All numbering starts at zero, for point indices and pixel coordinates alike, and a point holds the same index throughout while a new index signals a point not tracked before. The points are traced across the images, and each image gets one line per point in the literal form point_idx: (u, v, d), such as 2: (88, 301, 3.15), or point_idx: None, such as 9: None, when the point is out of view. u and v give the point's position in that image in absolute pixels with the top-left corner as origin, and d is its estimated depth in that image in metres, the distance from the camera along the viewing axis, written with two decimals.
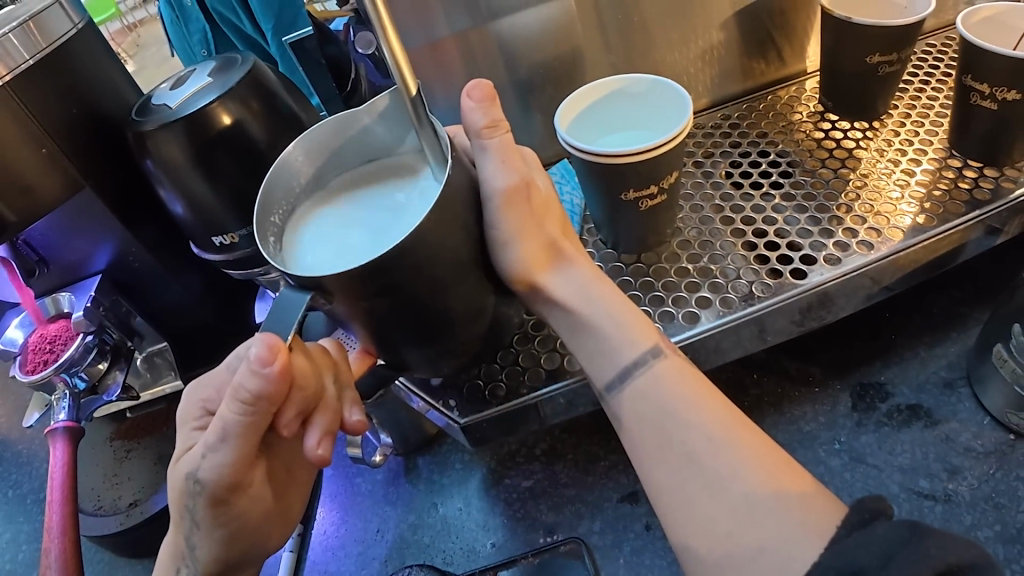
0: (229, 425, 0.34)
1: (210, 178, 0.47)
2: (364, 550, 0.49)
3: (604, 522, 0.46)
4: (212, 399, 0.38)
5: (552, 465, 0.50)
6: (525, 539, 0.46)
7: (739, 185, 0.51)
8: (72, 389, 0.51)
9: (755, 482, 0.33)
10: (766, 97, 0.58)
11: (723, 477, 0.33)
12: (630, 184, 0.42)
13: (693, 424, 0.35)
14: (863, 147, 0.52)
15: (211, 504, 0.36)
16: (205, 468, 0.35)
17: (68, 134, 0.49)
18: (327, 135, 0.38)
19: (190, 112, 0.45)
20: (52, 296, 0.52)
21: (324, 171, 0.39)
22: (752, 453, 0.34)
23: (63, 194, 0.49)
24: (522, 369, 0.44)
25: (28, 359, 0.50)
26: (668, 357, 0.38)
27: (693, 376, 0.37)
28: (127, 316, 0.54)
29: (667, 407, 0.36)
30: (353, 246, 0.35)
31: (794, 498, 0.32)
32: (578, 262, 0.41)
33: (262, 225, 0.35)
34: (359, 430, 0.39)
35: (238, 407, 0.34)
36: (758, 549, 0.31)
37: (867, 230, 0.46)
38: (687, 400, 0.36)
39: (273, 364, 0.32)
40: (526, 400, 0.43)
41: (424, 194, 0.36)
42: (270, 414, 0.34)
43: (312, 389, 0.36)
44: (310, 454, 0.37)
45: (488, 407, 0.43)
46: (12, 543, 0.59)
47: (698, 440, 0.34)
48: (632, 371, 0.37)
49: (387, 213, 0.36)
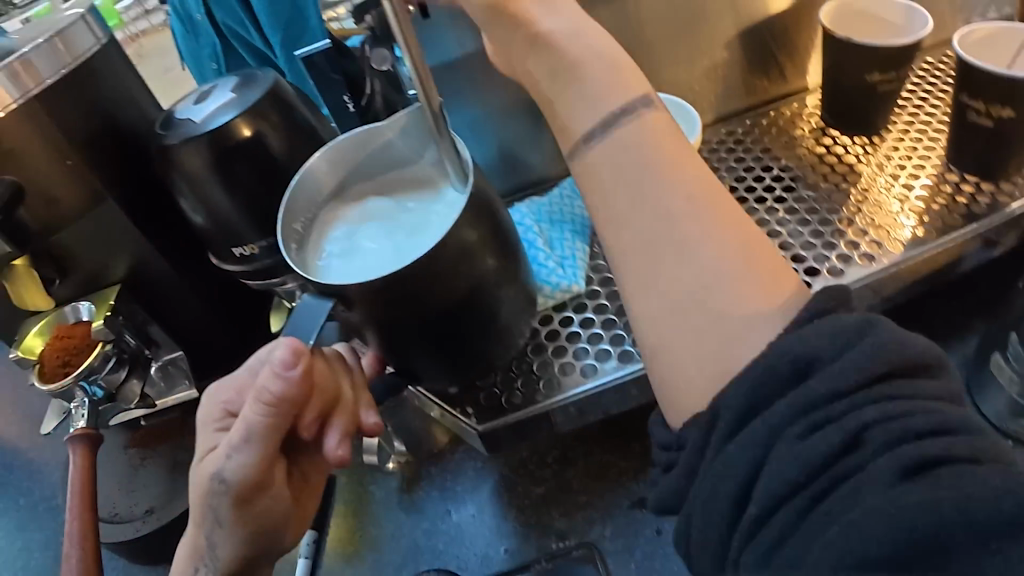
0: (252, 425, 0.36)
1: (230, 189, 0.48)
2: (381, 555, 0.49)
3: (615, 528, 0.47)
4: (234, 401, 0.39)
5: (564, 471, 0.51)
6: (538, 544, 0.47)
7: (745, 199, 0.53)
8: (92, 396, 0.52)
9: (725, 255, 0.30)
10: (769, 113, 0.59)
11: (692, 245, 0.30)
12: None
13: (675, 194, 0.31)
14: (863, 163, 0.54)
15: (235, 503, 0.37)
16: (230, 468, 0.36)
17: (91, 146, 0.51)
18: (350, 149, 0.39)
19: (213, 127, 0.47)
20: (72, 304, 0.53)
21: (348, 182, 0.40)
22: (728, 230, 0.30)
23: (86, 205, 0.50)
24: (537, 377, 0.45)
25: (47, 363, 0.52)
26: (656, 109, 0.33)
27: (681, 144, 0.32)
28: (144, 324, 0.55)
29: (646, 165, 0.31)
30: (379, 255, 0.36)
31: (761, 278, 0.30)
32: (573, 34, 0.35)
33: (285, 232, 0.37)
34: (376, 431, 0.40)
35: (261, 409, 0.35)
36: (718, 320, 0.29)
37: (869, 243, 0.48)
38: (667, 161, 0.31)
39: (297, 368, 0.34)
40: (541, 407, 0.44)
41: (444, 207, 0.37)
42: (291, 415, 0.36)
43: (330, 391, 0.38)
44: (332, 454, 0.39)
45: (504, 414, 0.44)
46: (26, 550, 0.60)
47: (675, 214, 0.30)
48: (609, 126, 0.33)
49: (412, 223, 0.37)
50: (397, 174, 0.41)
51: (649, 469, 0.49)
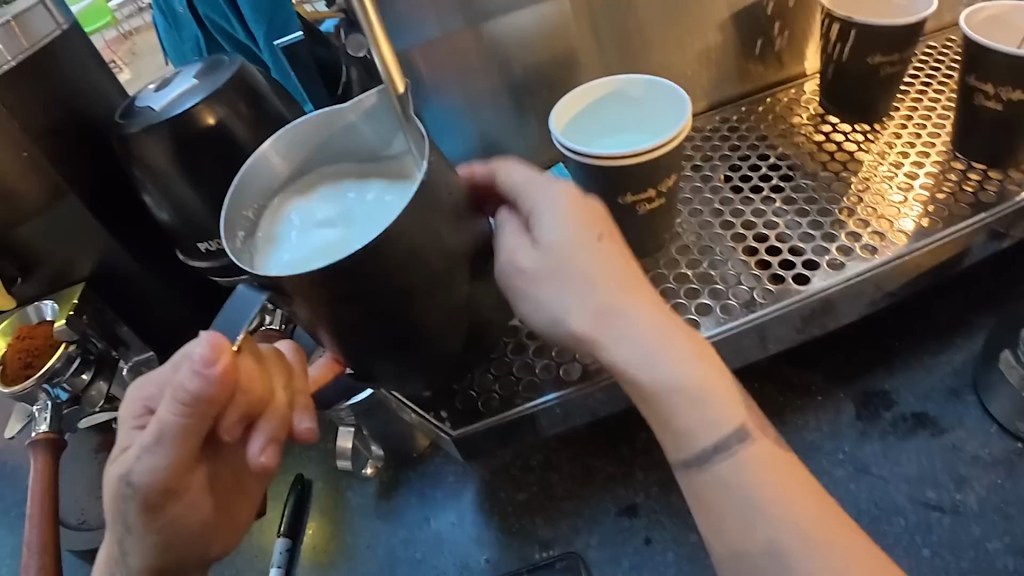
0: (165, 425, 0.33)
1: (195, 181, 0.46)
2: (355, 565, 0.47)
3: (602, 537, 0.45)
4: (153, 397, 0.36)
5: (548, 476, 0.48)
6: (520, 554, 0.45)
7: (739, 189, 0.50)
8: (54, 399, 0.49)
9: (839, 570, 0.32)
10: (766, 99, 0.57)
11: (775, 543, 0.32)
12: (627, 187, 0.41)
13: (787, 490, 0.34)
14: (864, 150, 0.51)
15: (144, 509, 0.35)
16: (139, 472, 0.34)
17: (51, 137, 0.48)
18: (309, 133, 0.37)
19: (174, 115, 0.44)
20: (35, 304, 0.51)
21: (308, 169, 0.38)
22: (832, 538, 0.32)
23: (47, 198, 0.48)
24: (516, 378, 0.43)
25: (8, 366, 0.50)
26: (755, 442, 0.34)
27: (780, 457, 0.35)
28: (112, 324, 0.53)
29: (743, 493, 0.34)
30: (328, 245, 0.33)
31: (849, 567, 0.32)
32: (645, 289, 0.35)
33: (232, 220, 0.34)
34: (310, 438, 0.36)
35: (177, 408, 0.33)
36: None
37: (871, 235, 0.45)
38: (770, 490, 0.33)
39: (215, 364, 0.31)
40: (521, 410, 0.42)
41: (400, 196, 0.35)
42: (208, 416, 0.33)
43: (258, 392, 0.35)
44: (253, 461, 0.35)
45: (482, 418, 0.42)
46: None
47: (764, 512, 0.33)
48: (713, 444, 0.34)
49: (365, 212, 0.35)
50: (362, 162, 0.38)
51: (638, 474, 0.47)
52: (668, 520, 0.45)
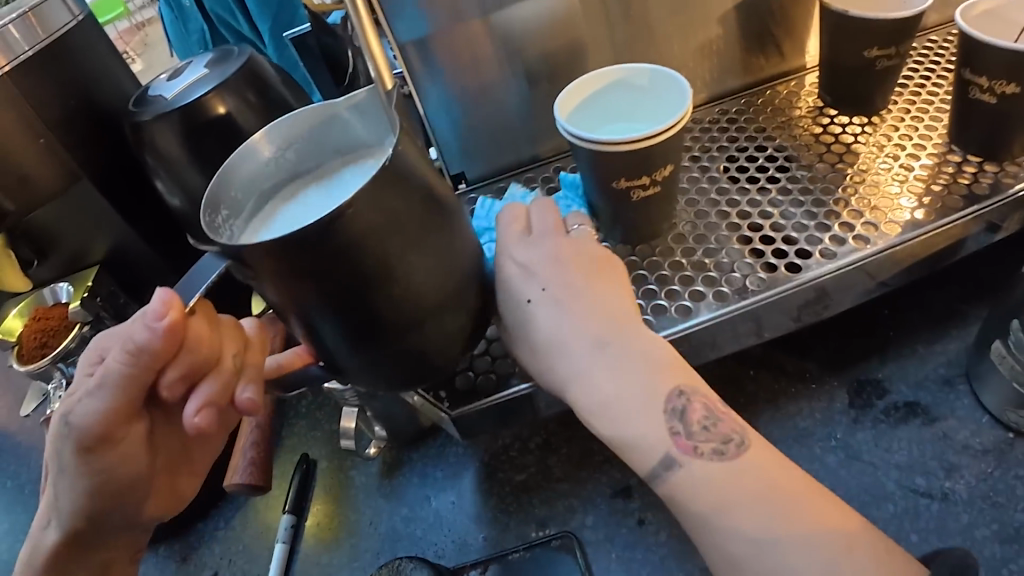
0: (110, 370, 0.34)
1: (206, 168, 0.47)
2: (357, 541, 0.48)
3: (597, 516, 0.46)
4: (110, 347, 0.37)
5: (546, 458, 0.50)
6: (517, 532, 0.46)
7: (736, 179, 0.51)
8: (68, 378, 0.51)
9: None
10: (766, 91, 0.57)
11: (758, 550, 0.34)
12: (622, 172, 0.42)
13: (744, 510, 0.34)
14: (861, 142, 0.52)
15: (79, 449, 0.36)
16: (79, 412, 0.35)
17: (67, 125, 0.50)
18: (302, 123, 0.38)
19: (185, 104, 0.46)
20: (51, 287, 0.53)
21: (303, 158, 0.39)
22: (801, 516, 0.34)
23: (63, 184, 0.50)
24: (513, 360, 0.44)
25: (24, 346, 0.52)
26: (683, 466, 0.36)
27: (721, 469, 0.36)
28: (125, 308, 0.54)
29: (711, 509, 0.35)
30: (303, 221, 0.34)
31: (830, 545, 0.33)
32: (599, 329, 0.38)
33: (216, 197, 0.35)
34: (252, 409, 0.36)
35: (123, 356, 0.33)
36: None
37: (865, 225, 0.46)
38: (730, 501, 0.35)
39: (164, 320, 0.32)
40: (518, 391, 0.43)
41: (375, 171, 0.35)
42: (151, 369, 0.34)
43: (206, 354, 0.34)
44: (187, 422, 0.34)
45: (481, 398, 0.43)
46: (9, 532, 0.60)
47: (737, 523, 0.34)
48: (665, 475, 0.36)
49: (343, 193, 0.35)
50: (354, 154, 0.39)
51: None
52: (662, 502, 0.46)
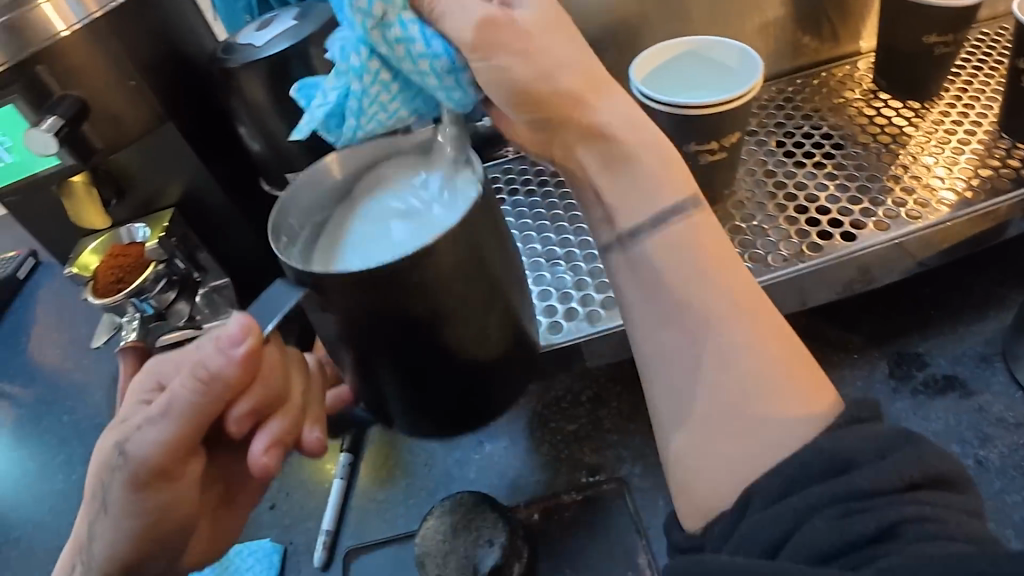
0: (177, 400, 0.35)
1: (289, 118, 0.50)
2: (412, 481, 0.51)
3: (645, 466, 0.49)
4: (166, 375, 0.39)
5: (596, 410, 0.52)
6: (569, 477, 0.49)
7: (791, 156, 0.53)
8: (143, 312, 0.54)
9: (748, 391, 0.32)
10: (820, 73, 0.59)
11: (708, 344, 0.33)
12: (693, 136, 0.44)
13: (707, 287, 0.33)
14: (913, 126, 0.54)
15: (133, 483, 0.37)
16: (137, 442, 0.36)
17: (154, 68, 0.51)
18: (363, 155, 0.41)
19: (270, 55, 0.47)
20: (127, 226, 0.55)
21: (356, 187, 0.42)
22: (767, 348, 0.32)
23: (148, 126, 0.51)
24: (577, 311, 0.47)
25: (99, 280, 0.53)
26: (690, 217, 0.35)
27: (713, 238, 0.35)
28: (195, 250, 0.57)
29: (679, 277, 0.34)
30: (370, 250, 0.38)
31: (782, 376, 0.32)
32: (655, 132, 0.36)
33: (278, 226, 0.38)
34: (315, 449, 0.40)
35: (192, 385, 0.35)
36: (737, 411, 0.32)
37: (915, 202, 0.48)
38: (701, 276, 0.34)
39: (243, 346, 0.34)
40: (580, 338, 0.45)
41: (437, 201, 0.39)
42: (221, 400, 0.35)
43: (275, 386, 0.37)
44: (255, 460, 0.37)
45: (553, 339, 0.46)
46: (67, 463, 0.63)
47: (705, 283, 0.33)
48: (636, 235, 0.35)
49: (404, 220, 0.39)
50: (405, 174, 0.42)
51: None
52: None
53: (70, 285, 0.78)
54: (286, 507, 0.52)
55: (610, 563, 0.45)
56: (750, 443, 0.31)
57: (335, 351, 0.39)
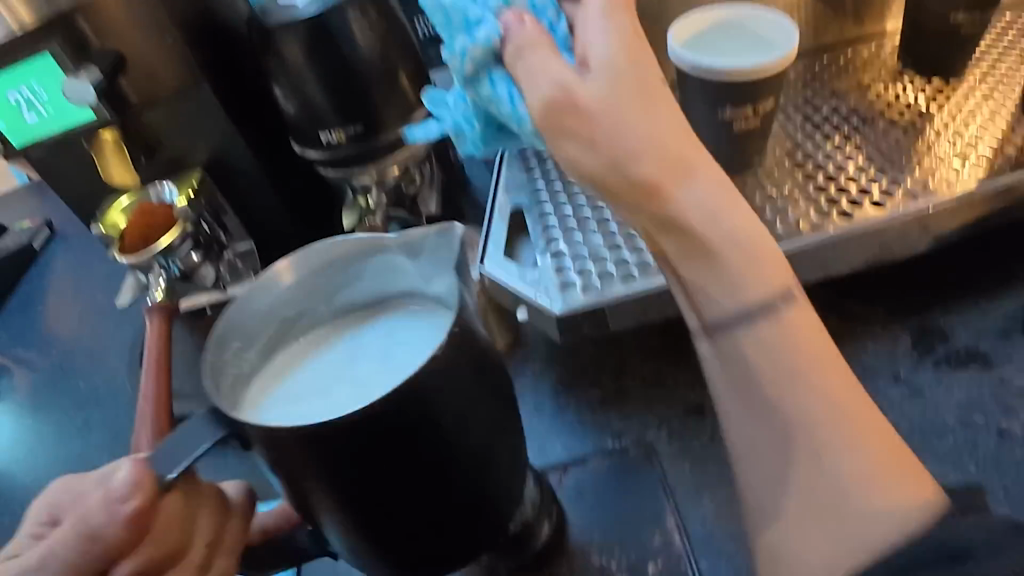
0: (49, 559, 0.32)
1: (323, 79, 0.50)
2: None
3: (671, 433, 0.49)
4: (60, 505, 0.35)
5: (621, 377, 0.52)
6: (596, 442, 0.49)
7: (814, 134, 0.54)
8: (169, 272, 0.55)
9: (855, 478, 0.27)
10: (846, 53, 0.60)
11: (801, 426, 0.28)
12: (728, 100, 0.44)
13: (810, 376, 0.28)
14: (937, 105, 0.54)
15: None
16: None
17: (190, 26, 0.49)
18: (328, 254, 0.39)
19: (310, 16, 0.48)
20: (156, 185, 0.55)
21: (315, 296, 0.40)
22: (869, 456, 0.28)
23: (180, 85, 0.50)
24: (613, 271, 0.45)
25: (128, 237, 0.54)
26: (796, 306, 0.29)
27: (813, 346, 0.29)
28: (223, 212, 0.56)
29: (767, 378, 0.28)
30: (317, 408, 0.34)
31: (899, 490, 0.27)
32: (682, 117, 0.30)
33: (217, 369, 0.34)
34: None
35: (74, 546, 0.32)
36: (842, 497, 0.27)
37: (939, 179, 0.49)
38: (795, 375, 0.28)
39: (130, 498, 0.31)
40: (617, 295, 0.44)
41: (423, 327, 0.38)
42: (104, 567, 0.32)
43: (167, 543, 0.33)
44: None
45: (586, 297, 0.44)
46: (85, 427, 0.63)
47: (802, 387, 0.28)
48: (735, 325, 0.29)
49: (390, 353, 0.37)
50: (382, 297, 0.41)
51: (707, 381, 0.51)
52: None
53: (89, 254, 0.78)
54: None
55: (636, 525, 0.45)
56: (821, 498, 0.28)
57: (268, 472, 0.33)
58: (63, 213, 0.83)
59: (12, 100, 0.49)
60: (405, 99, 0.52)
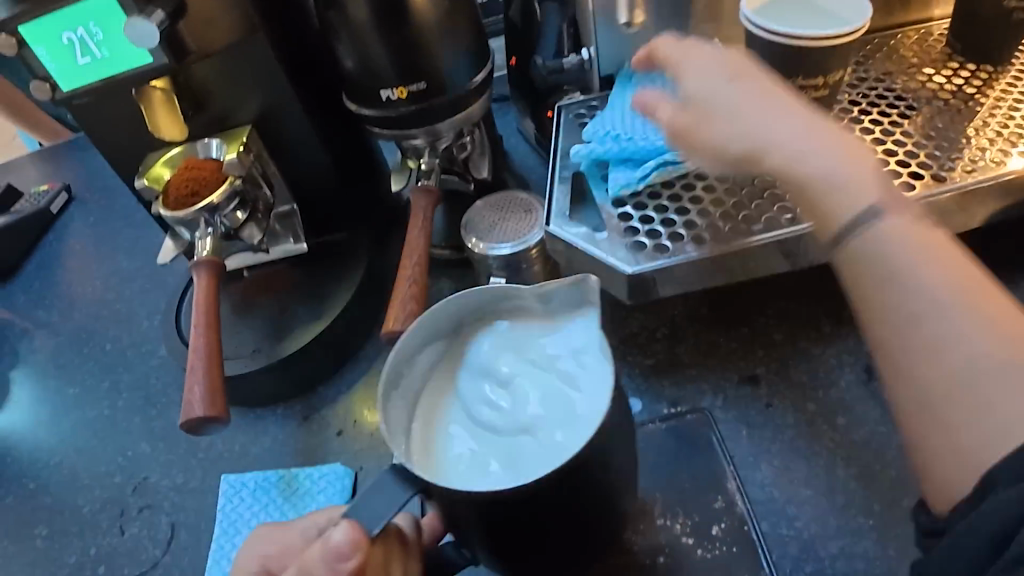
0: None
1: (387, 35, 0.48)
2: None
3: (726, 400, 0.50)
4: (274, 558, 0.40)
5: (673, 346, 0.53)
6: (652, 408, 0.50)
7: (867, 113, 0.55)
8: (214, 229, 0.52)
9: (987, 364, 0.29)
10: (895, 36, 0.60)
11: (950, 339, 0.30)
12: (801, 70, 0.44)
13: (958, 317, 0.30)
14: (988, 89, 0.55)
15: None
16: None
17: None
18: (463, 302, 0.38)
19: None
20: (201, 142, 0.53)
21: (457, 334, 0.39)
22: (992, 319, 0.30)
23: (236, 38, 0.49)
24: (682, 234, 0.46)
25: (171, 192, 0.51)
26: (891, 217, 0.33)
27: (928, 232, 0.32)
28: (268, 171, 0.55)
29: (903, 262, 0.32)
30: (500, 467, 0.33)
31: None
32: (720, 69, 0.39)
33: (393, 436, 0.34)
34: None
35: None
36: (986, 407, 0.29)
37: (993, 158, 0.50)
38: (922, 261, 0.31)
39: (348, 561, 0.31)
40: (692, 257, 0.45)
41: (576, 355, 0.36)
42: None
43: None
44: None
45: (658, 257, 0.45)
46: (114, 389, 0.62)
47: (949, 309, 0.30)
48: (846, 238, 0.33)
49: (548, 393, 0.36)
50: (529, 324, 0.39)
51: (759, 351, 0.51)
52: (788, 390, 0.49)
53: (107, 217, 0.75)
54: (355, 434, 0.54)
55: (698, 489, 0.45)
56: (959, 390, 0.29)
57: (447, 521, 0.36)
58: (78, 174, 0.80)
59: (63, 40, 0.46)
60: (467, 60, 0.51)
